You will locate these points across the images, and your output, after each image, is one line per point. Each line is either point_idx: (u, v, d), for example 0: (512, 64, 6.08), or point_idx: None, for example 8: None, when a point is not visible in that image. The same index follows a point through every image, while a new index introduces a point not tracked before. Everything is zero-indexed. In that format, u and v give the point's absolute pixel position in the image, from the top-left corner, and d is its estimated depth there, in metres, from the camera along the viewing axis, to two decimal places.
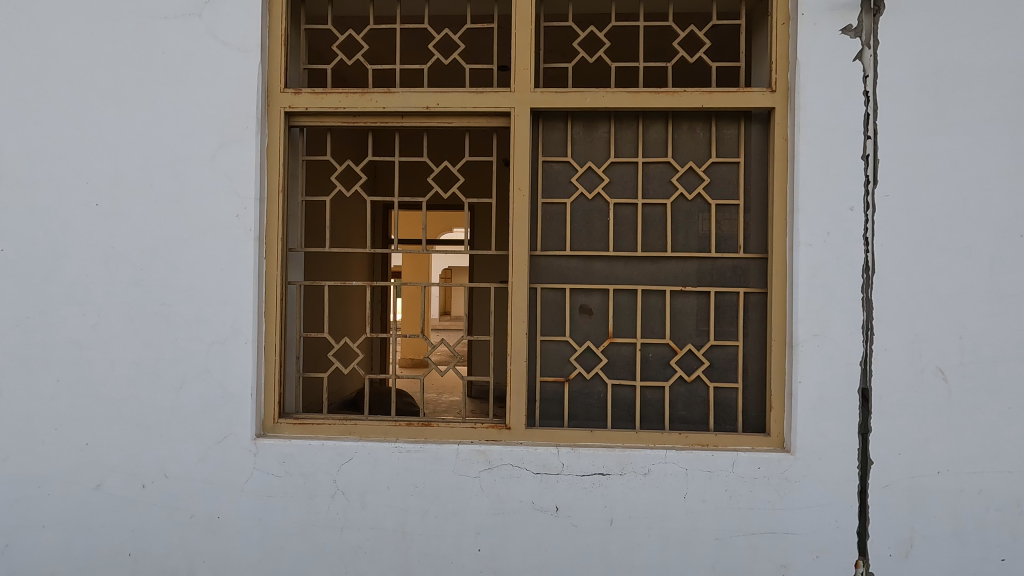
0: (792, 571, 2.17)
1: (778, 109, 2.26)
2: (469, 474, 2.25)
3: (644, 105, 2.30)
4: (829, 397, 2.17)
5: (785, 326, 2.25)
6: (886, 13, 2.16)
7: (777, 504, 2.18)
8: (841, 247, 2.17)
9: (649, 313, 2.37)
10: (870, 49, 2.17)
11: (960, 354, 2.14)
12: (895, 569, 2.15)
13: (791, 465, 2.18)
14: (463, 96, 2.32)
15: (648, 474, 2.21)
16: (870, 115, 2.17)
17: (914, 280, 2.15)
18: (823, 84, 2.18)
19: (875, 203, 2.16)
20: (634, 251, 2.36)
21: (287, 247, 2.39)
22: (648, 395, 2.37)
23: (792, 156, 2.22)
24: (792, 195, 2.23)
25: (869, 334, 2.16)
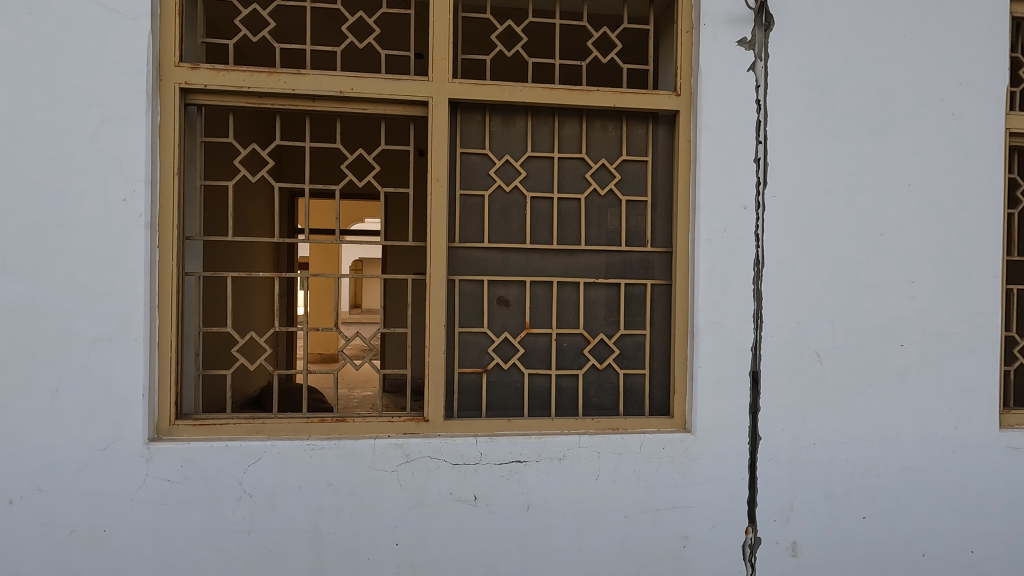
0: (692, 542, 2.35)
1: (682, 112, 2.41)
2: (386, 468, 2.22)
3: (560, 102, 2.36)
4: (724, 380, 2.36)
5: (687, 315, 2.42)
6: (776, 29, 2.36)
7: (679, 480, 2.34)
8: (735, 241, 2.36)
9: (564, 305, 2.45)
10: (762, 60, 2.36)
11: (832, 339, 2.41)
12: (778, 533, 2.39)
13: (692, 444, 2.35)
14: (379, 82, 2.25)
15: (563, 459, 2.29)
16: (762, 121, 2.37)
17: (795, 272, 2.39)
18: (721, 91, 2.35)
19: (765, 202, 2.37)
20: (550, 244, 2.43)
21: (183, 235, 2.21)
22: (563, 383, 2.45)
23: (694, 157, 2.38)
24: (694, 193, 2.39)
25: (759, 322, 2.37)
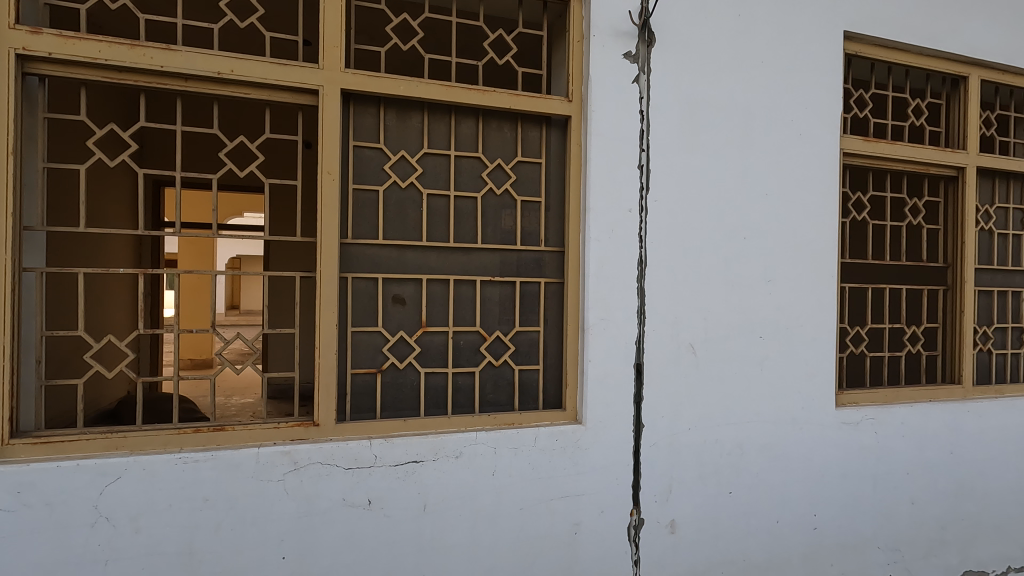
0: (583, 528, 2.46)
1: (573, 117, 2.52)
2: (272, 478, 2.08)
3: (457, 100, 2.36)
4: (611, 372, 2.51)
5: (578, 311, 2.53)
6: (657, 45, 2.55)
7: (570, 470, 2.45)
8: (621, 242, 2.51)
9: (461, 303, 2.46)
10: (645, 74, 2.54)
11: (704, 332, 2.65)
12: (659, 512, 2.58)
13: (582, 435, 2.46)
14: (263, 66, 2.10)
15: (459, 457, 2.30)
16: (645, 131, 2.55)
17: (673, 271, 2.59)
18: (609, 100, 2.49)
19: (647, 206, 2.55)
20: (447, 242, 2.42)
21: (20, 225, 1.91)
22: (459, 380, 2.46)
23: (584, 161, 2.50)
24: (584, 195, 2.51)
25: (642, 317, 2.55)
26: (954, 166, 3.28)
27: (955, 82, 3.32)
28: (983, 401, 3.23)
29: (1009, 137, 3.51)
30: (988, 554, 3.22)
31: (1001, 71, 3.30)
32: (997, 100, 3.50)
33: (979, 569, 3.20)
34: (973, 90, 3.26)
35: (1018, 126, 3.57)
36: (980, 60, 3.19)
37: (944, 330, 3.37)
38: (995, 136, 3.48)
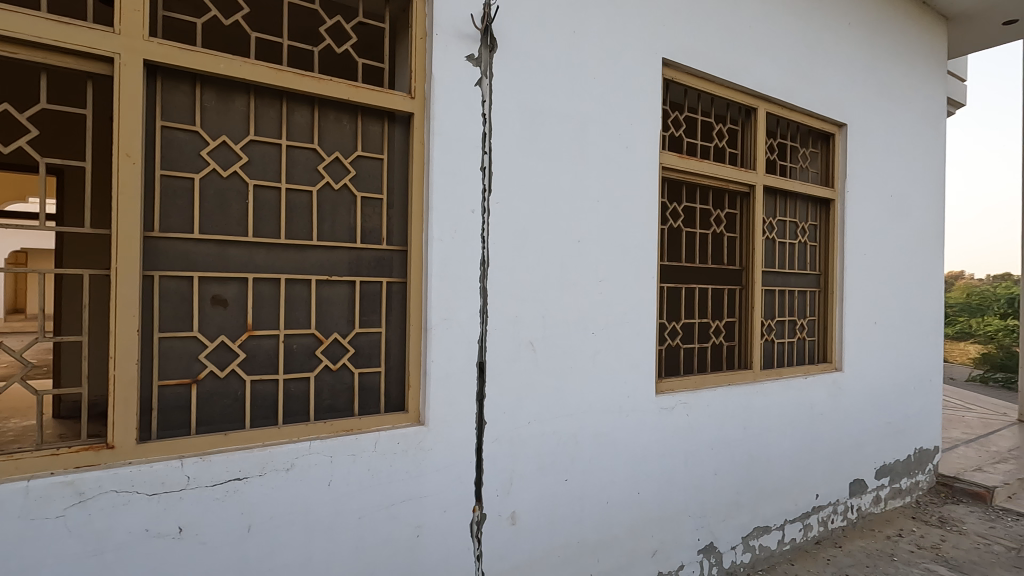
0: (426, 530, 2.44)
1: (415, 114, 2.48)
2: (46, 515, 1.74)
3: (288, 85, 2.19)
4: (454, 372, 2.52)
5: (421, 311, 2.50)
6: (498, 51, 2.62)
7: (413, 472, 2.41)
8: (464, 242, 2.54)
9: (293, 304, 2.29)
10: (487, 78, 2.59)
11: (542, 330, 2.79)
12: (501, 506, 2.66)
13: (424, 436, 2.44)
14: (35, 22, 1.75)
15: (290, 469, 2.14)
16: (487, 133, 2.60)
17: (514, 271, 2.69)
18: (451, 100, 2.50)
19: (489, 208, 2.61)
20: (277, 239, 2.24)
21: None
22: (292, 387, 2.29)
23: (427, 159, 2.48)
24: (427, 194, 2.48)
25: (484, 316, 2.60)
26: (747, 184, 3.86)
27: (747, 112, 3.91)
28: (768, 382, 3.84)
29: (785, 161, 4.23)
30: (771, 511, 3.84)
31: (780, 106, 3.96)
32: (778, 130, 4.19)
33: (764, 524, 3.81)
34: (761, 120, 3.86)
35: (792, 153, 4.30)
36: (765, 95, 3.79)
37: (739, 323, 3.95)
38: (776, 160, 4.16)
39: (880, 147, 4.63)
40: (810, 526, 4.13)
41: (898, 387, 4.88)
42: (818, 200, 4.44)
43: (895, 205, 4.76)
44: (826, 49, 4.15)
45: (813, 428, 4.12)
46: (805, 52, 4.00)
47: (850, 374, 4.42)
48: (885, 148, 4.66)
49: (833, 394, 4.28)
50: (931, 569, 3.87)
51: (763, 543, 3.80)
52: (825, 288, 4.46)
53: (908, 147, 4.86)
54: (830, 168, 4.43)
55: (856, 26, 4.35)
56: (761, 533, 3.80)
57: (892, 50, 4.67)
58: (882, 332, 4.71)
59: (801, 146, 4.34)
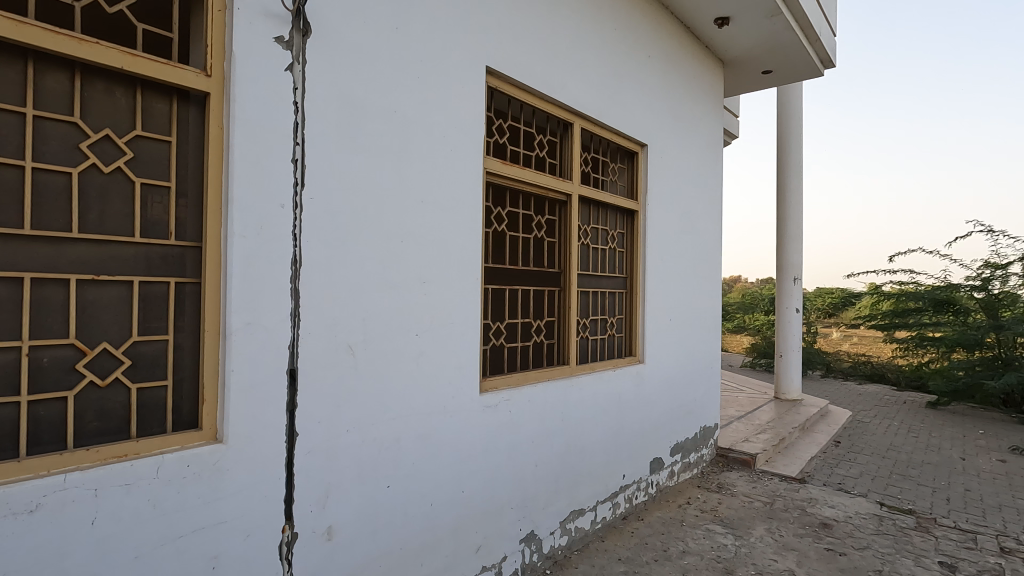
0: (223, 560, 2.18)
1: (212, 95, 2.20)
2: None
3: (35, 43, 1.80)
4: (259, 382, 2.29)
5: (219, 316, 2.22)
6: (313, 37, 2.45)
7: (207, 497, 2.12)
8: (272, 240, 2.33)
9: (42, 308, 1.88)
10: (300, 64, 2.41)
11: (362, 333, 2.68)
12: (315, 522, 2.48)
13: (223, 455, 2.17)
14: None
15: (35, 511, 1.74)
16: (299, 124, 2.42)
17: (330, 272, 2.54)
18: (256, 83, 2.27)
19: (302, 203, 2.43)
20: (18, 228, 1.82)
21: None
22: (41, 411, 1.88)
23: (227, 146, 2.21)
24: (227, 183, 2.21)
25: (296, 320, 2.41)
26: (564, 193, 4.17)
27: (565, 126, 4.21)
28: (582, 376, 4.18)
29: (597, 174, 4.65)
30: (585, 494, 4.18)
31: (593, 123, 4.33)
32: (591, 145, 4.58)
33: (579, 507, 4.12)
34: (576, 135, 4.19)
35: (604, 167, 4.74)
36: (580, 112, 4.12)
37: (558, 323, 4.26)
38: (589, 172, 4.55)
39: (672, 167, 5.33)
40: (618, 504, 4.58)
41: (688, 374, 5.66)
42: (625, 211, 4.96)
43: (684, 218, 5.51)
44: (630, 76, 4.65)
45: (621, 415, 4.58)
46: (613, 76, 4.43)
47: (650, 366, 5.01)
48: (676, 169, 5.38)
49: (637, 384, 4.81)
50: (710, 529, 4.54)
51: (578, 525, 4.11)
52: (631, 289, 4.99)
53: (694, 168, 5.68)
54: (634, 183, 4.98)
55: (654, 59, 4.95)
56: (577, 516, 4.10)
57: (682, 85, 5.41)
58: (676, 328, 5.42)
59: (611, 161, 4.80)
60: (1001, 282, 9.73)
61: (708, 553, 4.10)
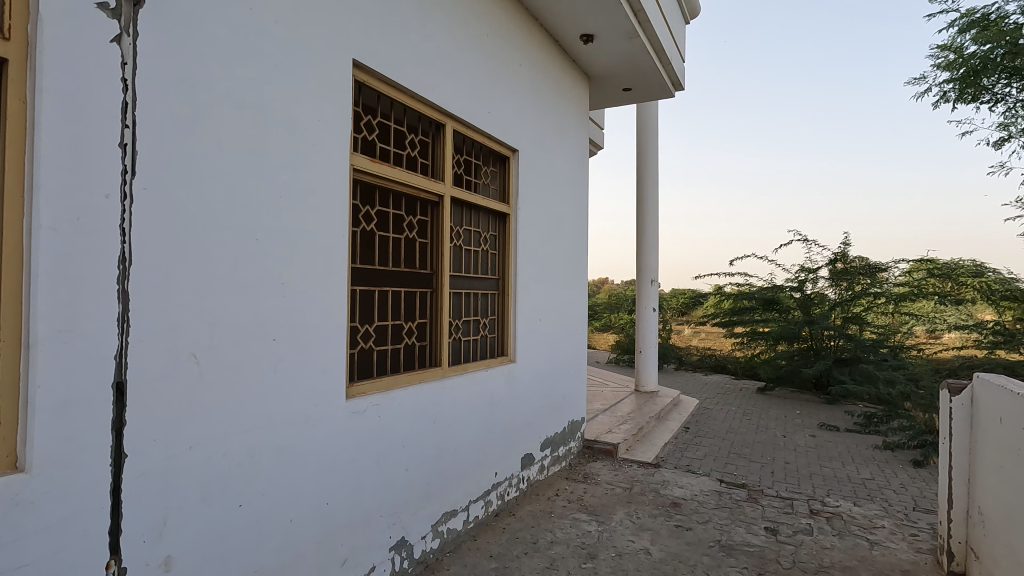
0: None
1: (11, 61, 1.83)
2: None
3: None
4: (76, 399, 1.97)
5: (19, 323, 1.86)
6: (146, 8, 2.16)
7: (4, 538, 1.76)
8: (94, 234, 2.01)
9: None
10: (130, 37, 2.12)
11: (209, 340, 2.43)
12: (149, 553, 2.20)
13: (25, 486, 1.82)
14: None
15: None
16: (130, 104, 2.13)
17: (168, 271, 2.27)
18: (72, 51, 1.94)
19: (132, 194, 2.13)
20: None
21: None
22: None
23: (31, 123, 1.87)
24: (32, 165, 1.86)
25: (125, 326, 2.11)
26: (436, 194, 4.15)
27: (437, 127, 4.20)
28: (454, 377, 4.19)
29: (469, 177, 4.70)
30: (457, 495, 4.19)
31: (465, 125, 4.37)
32: (464, 148, 4.62)
33: (451, 508, 4.12)
34: (448, 137, 4.19)
35: (476, 170, 4.80)
36: (452, 114, 4.13)
37: (430, 325, 4.23)
38: (462, 174, 4.58)
39: (542, 173, 5.56)
40: (490, 502, 4.65)
41: (556, 372, 5.92)
42: (497, 214, 5.06)
43: (553, 223, 5.77)
44: (501, 82, 4.77)
45: (492, 414, 4.66)
46: (484, 81, 4.51)
47: (521, 365, 5.16)
48: (546, 175, 5.62)
49: (509, 383, 4.93)
50: (576, 518, 4.78)
51: (450, 527, 4.11)
52: (503, 291, 5.10)
53: (562, 175, 5.97)
54: (506, 187, 5.10)
55: (524, 67, 5.12)
56: (449, 517, 4.09)
57: (550, 95, 5.67)
58: (545, 328, 5.65)
59: (483, 164, 4.88)
60: (812, 284, 11.46)
61: (574, 540, 4.32)
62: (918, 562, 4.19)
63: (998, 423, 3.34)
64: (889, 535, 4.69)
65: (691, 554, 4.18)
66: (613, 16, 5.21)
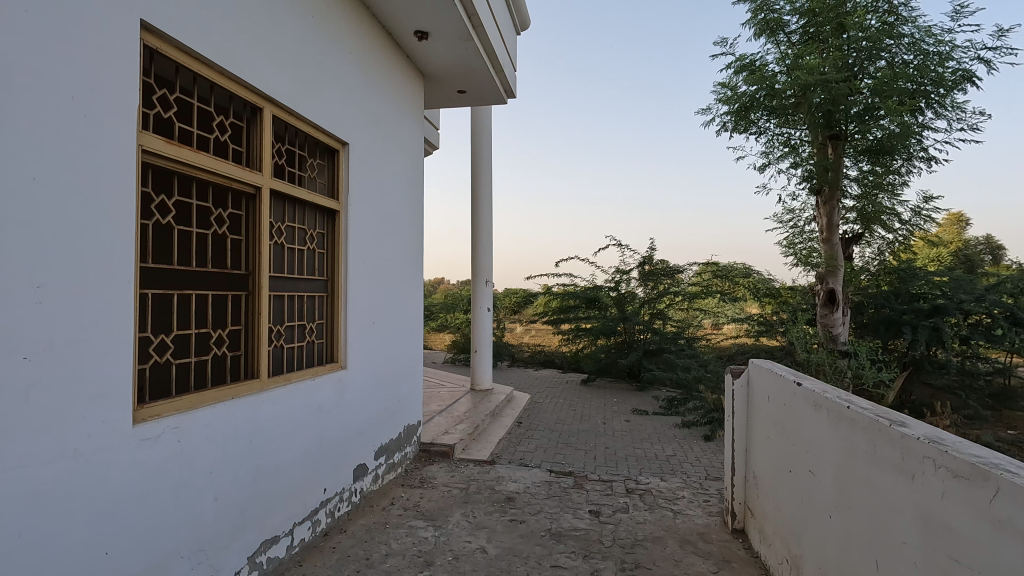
0: None
1: None
2: None
3: None
4: None
5: None
6: None
7: None
8: None
9: None
10: None
11: None
12: None
13: None
14: None
15: None
16: None
17: None
18: None
19: None
20: None
21: None
22: None
23: None
24: None
25: None
26: (252, 185, 3.70)
27: (253, 110, 3.75)
28: (275, 389, 3.77)
29: (292, 168, 4.29)
30: (279, 519, 3.78)
31: (287, 111, 3.97)
32: (286, 136, 4.20)
33: (272, 534, 3.71)
34: (267, 122, 3.77)
35: (300, 161, 4.41)
36: (271, 97, 3.72)
37: (246, 332, 3.76)
38: (284, 166, 4.16)
39: (374, 169, 5.31)
40: (318, 521, 4.30)
41: (391, 377, 5.71)
42: (325, 210, 4.71)
43: (387, 221, 5.56)
44: (329, 70, 4.44)
45: (320, 426, 4.32)
46: (310, 66, 4.15)
47: (353, 371, 4.87)
48: (379, 172, 5.38)
49: (339, 391, 4.62)
50: (412, 525, 4.65)
51: (271, 556, 3.69)
52: (331, 293, 4.75)
53: (396, 173, 5.78)
54: (334, 182, 4.78)
55: (355, 57, 4.84)
56: (269, 545, 3.67)
57: (383, 89, 5.45)
58: (378, 331, 5.40)
59: (308, 156, 4.50)
60: (626, 284, 12.76)
61: (409, 550, 4.18)
62: (710, 524, 4.86)
63: (767, 402, 4.01)
64: (688, 503, 5.38)
65: (524, 546, 4.32)
66: (446, 16, 5.19)
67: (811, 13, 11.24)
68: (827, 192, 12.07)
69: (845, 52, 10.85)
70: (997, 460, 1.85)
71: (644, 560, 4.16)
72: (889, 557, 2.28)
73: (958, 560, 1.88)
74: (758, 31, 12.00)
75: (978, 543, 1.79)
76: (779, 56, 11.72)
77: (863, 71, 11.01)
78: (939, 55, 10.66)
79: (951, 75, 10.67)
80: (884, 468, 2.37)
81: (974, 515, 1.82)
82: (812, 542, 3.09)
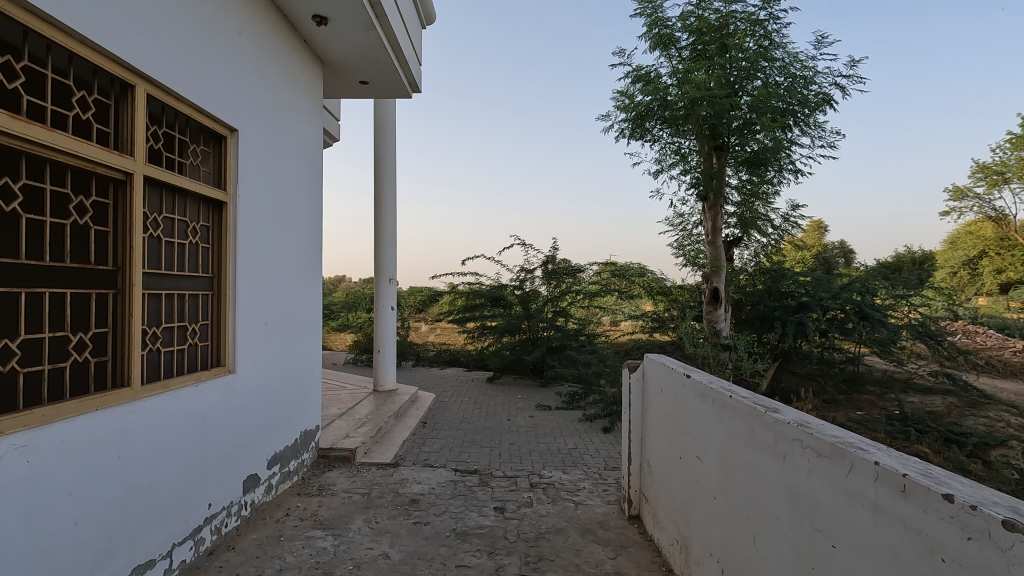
0: None
1: None
2: None
3: None
4: None
5: None
6: None
7: None
8: None
9: None
10: None
11: None
12: None
13: None
14: None
15: None
16: None
17: None
18: None
19: None
20: None
21: None
22: None
23: None
24: None
25: None
26: (123, 171, 3.30)
27: (123, 87, 3.35)
28: (150, 398, 3.41)
29: (172, 154, 3.88)
30: (155, 540, 3.43)
31: (163, 91, 3.59)
32: (163, 118, 3.80)
33: (146, 559, 3.34)
34: (140, 102, 3.39)
35: (181, 146, 4.00)
36: (144, 74, 3.35)
37: (114, 335, 3.35)
38: (161, 150, 3.76)
39: (266, 158, 4.94)
40: (201, 540, 3.94)
41: (285, 381, 5.37)
42: (210, 201, 4.33)
43: (281, 215, 5.22)
44: (215, 49, 4.07)
45: (204, 436, 3.96)
46: (193, 42, 3.78)
47: (242, 375, 4.51)
48: (271, 161, 5.03)
49: (226, 398, 4.26)
50: (309, 536, 4.42)
51: None
52: (218, 291, 4.39)
53: (291, 163, 5.43)
54: (221, 170, 4.40)
55: (244, 36, 4.47)
56: (144, 569, 3.32)
57: (277, 74, 5.09)
58: (270, 332, 5.04)
59: (191, 141, 4.09)
60: (530, 282, 12.99)
61: (306, 562, 3.97)
62: (608, 513, 5.08)
63: (661, 395, 4.23)
64: (588, 494, 5.58)
65: (429, 548, 4.26)
66: (347, 2, 4.95)
67: (699, 31, 12.14)
68: (713, 199, 13.08)
69: (728, 69, 11.82)
70: (851, 439, 2.09)
71: (547, 552, 4.26)
72: (766, 531, 2.50)
73: (821, 530, 2.10)
74: (653, 44, 12.74)
75: (837, 513, 2.01)
76: (671, 70, 12.50)
77: (743, 88, 12.04)
78: (804, 78, 11.91)
79: (815, 96, 11.96)
80: (761, 451, 2.60)
81: (834, 489, 2.04)
82: (700, 522, 3.31)
